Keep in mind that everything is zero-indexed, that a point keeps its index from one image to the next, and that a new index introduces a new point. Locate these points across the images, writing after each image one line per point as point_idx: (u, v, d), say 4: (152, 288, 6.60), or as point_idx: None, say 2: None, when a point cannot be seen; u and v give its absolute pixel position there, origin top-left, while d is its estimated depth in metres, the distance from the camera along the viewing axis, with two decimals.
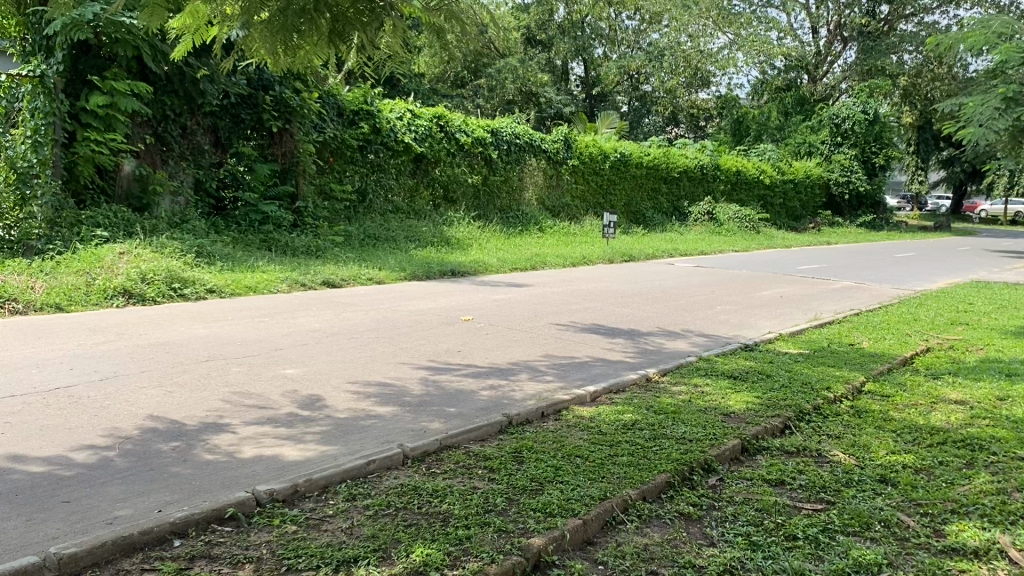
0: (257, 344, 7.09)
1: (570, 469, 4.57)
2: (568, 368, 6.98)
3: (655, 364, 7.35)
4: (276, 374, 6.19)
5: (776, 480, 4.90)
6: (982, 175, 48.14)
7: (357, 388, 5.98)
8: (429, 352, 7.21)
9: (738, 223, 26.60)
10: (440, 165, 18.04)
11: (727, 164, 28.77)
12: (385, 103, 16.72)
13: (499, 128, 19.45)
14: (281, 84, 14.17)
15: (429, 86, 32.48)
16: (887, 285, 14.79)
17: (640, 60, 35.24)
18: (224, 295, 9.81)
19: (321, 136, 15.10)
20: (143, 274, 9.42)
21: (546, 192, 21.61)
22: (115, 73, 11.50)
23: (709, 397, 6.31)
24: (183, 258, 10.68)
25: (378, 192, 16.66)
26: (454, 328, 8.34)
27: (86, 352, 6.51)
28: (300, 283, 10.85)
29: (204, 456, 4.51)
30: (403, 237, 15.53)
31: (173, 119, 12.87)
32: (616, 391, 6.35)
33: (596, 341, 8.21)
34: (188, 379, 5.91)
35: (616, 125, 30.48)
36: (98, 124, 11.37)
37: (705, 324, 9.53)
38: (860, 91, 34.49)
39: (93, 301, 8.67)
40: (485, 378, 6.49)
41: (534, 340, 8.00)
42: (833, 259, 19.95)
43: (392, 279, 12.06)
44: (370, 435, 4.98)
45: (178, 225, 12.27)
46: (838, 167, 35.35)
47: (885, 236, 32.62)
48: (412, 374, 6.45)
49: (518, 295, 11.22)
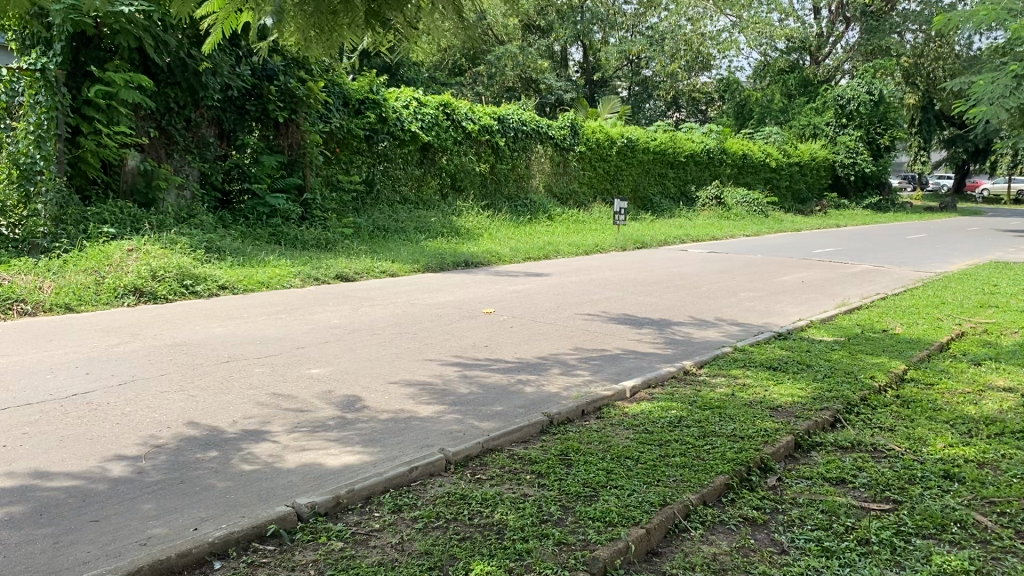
0: (278, 342, 6.84)
1: (623, 472, 4.31)
2: (603, 362, 6.73)
3: (689, 355, 7.09)
4: (303, 375, 5.94)
5: (837, 479, 4.64)
6: (987, 155, 46.89)
7: (390, 388, 5.73)
8: (457, 348, 6.96)
9: (746, 207, 26.33)
10: (447, 153, 17.73)
11: (732, 147, 28.44)
12: (390, 91, 16.42)
13: (505, 115, 19.16)
14: (286, 74, 13.80)
15: (428, 75, 32.04)
16: (906, 267, 14.54)
17: (641, 45, 34.48)
18: (236, 291, 9.55)
19: (327, 127, 14.81)
20: (154, 272, 9.15)
21: (554, 179, 21.33)
22: (115, 64, 11.27)
23: (752, 389, 6.06)
24: (192, 254, 10.41)
25: (385, 183, 16.40)
26: (479, 321, 8.09)
27: (101, 355, 6.26)
28: (313, 278, 10.58)
29: (240, 467, 4.26)
30: (413, 227, 15.26)
31: (177, 112, 12.55)
32: (655, 384, 6.08)
33: (626, 332, 7.96)
34: (211, 382, 5.66)
35: (618, 109, 30.13)
36: (102, 118, 11.07)
37: (732, 313, 9.28)
38: (865, 72, 34.09)
39: (103, 300, 8.42)
40: (518, 374, 6.23)
41: (561, 332, 7.75)
42: (847, 242, 19.67)
43: (406, 271, 11.80)
44: (410, 439, 4.72)
45: (185, 220, 12.00)
46: (843, 149, 34.98)
47: (893, 218, 32.36)
48: (442, 371, 6.20)
49: (537, 285, 10.97)
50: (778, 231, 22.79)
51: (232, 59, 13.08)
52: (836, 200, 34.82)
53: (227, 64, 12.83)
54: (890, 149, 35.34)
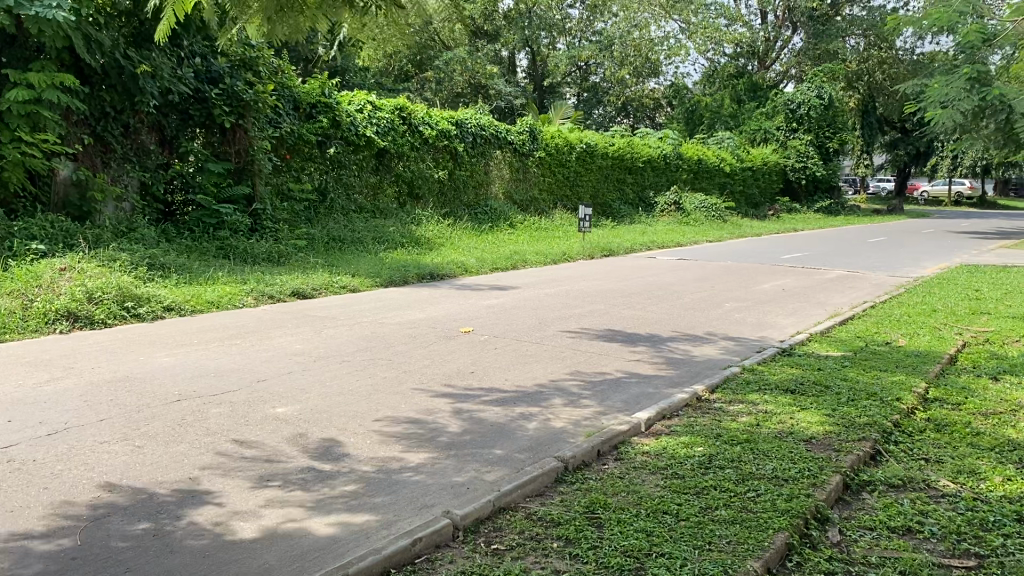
0: (237, 375, 5.99)
1: (666, 534, 3.62)
2: (603, 388, 6.01)
3: (697, 377, 6.44)
4: (265, 417, 5.09)
5: (904, 528, 4.00)
6: (927, 158, 47.51)
7: (370, 428, 4.96)
8: (439, 375, 6.18)
9: (705, 212, 26.04)
10: (404, 159, 16.94)
11: (688, 152, 28.14)
12: (343, 94, 15.58)
13: (463, 120, 18.44)
14: (232, 77, 12.96)
15: (374, 81, 31.00)
16: (882, 272, 14.21)
17: (590, 50, 34.05)
18: (183, 313, 8.63)
19: (277, 132, 13.91)
20: (90, 293, 8.20)
21: (513, 186, 20.65)
22: (42, 64, 10.27)
23: (779, 418, 5.43)
24: (134, 272, 9.44)
25: (339, 191, 15.52)
26: (457, 343, 7.32)
27: (27, 396, 5.34)
28: (267, 295, 9.71)
29: (192, 544, 3.43)
30: (370, 238, 14.42)
31: (113, 117, 11.57)
32: (670, 416, 5.41)
33: (621, 351, 7.28)
34: (160, 427, 4.81)
35: (570, 115, 29.55)
36: (27, 126, 10.01)
37: (725, 326, 8.69)
38: (815, 75, 34.29)
39: (31, 327, 7.45)
40: (515, 406, 5.50)
41: (552, 354, 7.04)
42: (814, 246, 19.36)
43: (368, 286, 10.98)
44: (401, 499, 3.95)
45: (124, 234, 11.02)
46: (794, 153, 34.99)
47: (846, 221, 32.48)
48: (429, 406, 5.43)
49: (511, 299, 10.24)
50: (740, 237, 22.49)
51: (172, 60, 12.15)
52: (788, 204, 34.77)
53: (168, 67, 11.88)
54: (839, 152, 35.55)
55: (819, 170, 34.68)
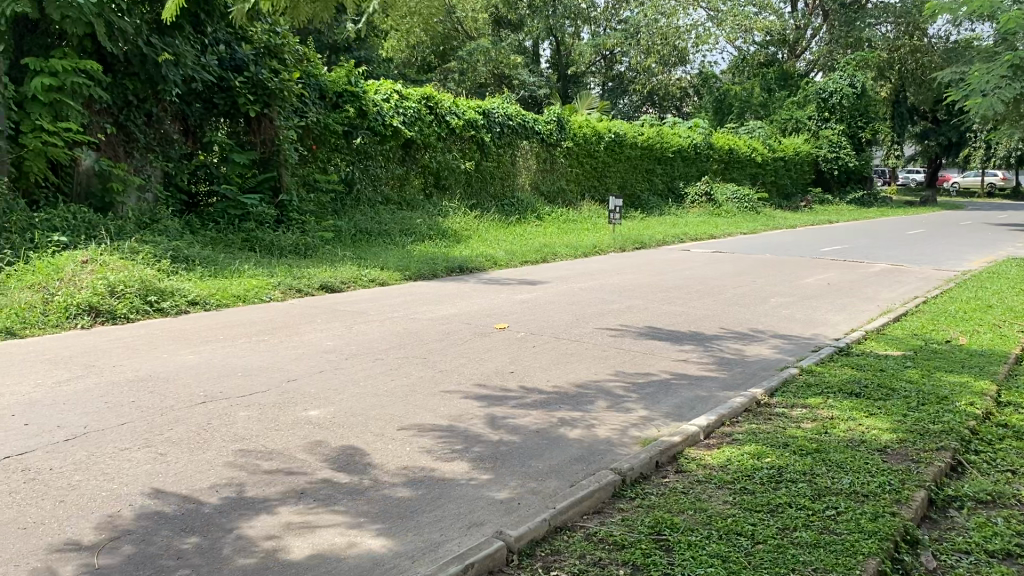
0: (265, 374, 5.65)
1: (745, 559, 3.25)
2: (654, 391, 5.61)
3: (751, 379, 6.04)
4: (296, 420, 4.73)
5: (1004, 553, 3.59)
6: (958, 149, 46.52)
7: (410, 432, 4.60)
8: (477, 374, 5.82)
9: (736, 203, 25.47)
10: (431, 150, 16.59)
11: (718, 142, 27.57)
12: (369, 84, 15.26)
13: (490, 109, 18.06)
14: (256, 65, 12.65)
15: (396, 72, 30.61)
16: (927, 266, 13.69)
17: (616, 39, 33.46)
18: (209, 308, 8.33)
19: (303, 121, 13.59)
20: (112, 287, 7.91)
21: (540, 177, 20.24)
22: (64, 52, 9.99)
23: (847, 424, 5.03)
24: (157, 265, 9.15)
25: (365, 182, 15.19)
26: (493, 341, 6.93)
27: (46, 397, 5.03)
28: (295, 289, 9.39)
29: (228, 568, 3.06)
30: (397, 230, 14.09)
31: (136, 105, 11.31)
32: (730, 422, 5.01)
33: (667, 350, 6.89)
34: (185, 432, 4.48)
35: (596, 105, 29.02)
36: (48, 114, 9.75)
37: (774, 323, 8.26)
38: (847, 64, 33.63)
39: (53, 322, 7.19)
40: (562, 408, 5.13)
41: (593, 352, 6.65)
42: (852, 239, 18.83)
43: (397, 279, 10.64)
44: (449, 514, 3.58)
45: (148, 225, 10.75)
46: (826, 143, 34.24)
47: (880, 213, 31.76)
48: (470, 408, 5.07)
49: (545, 294, 9.85)
50: (774, 228, 21.99)
51: (196, 48, 11.86)
52: (820, 196, 34.03)
53: (191, 54, 11.58)
54: (871, 143, 34.92)
55: (851, 161, 33.96)
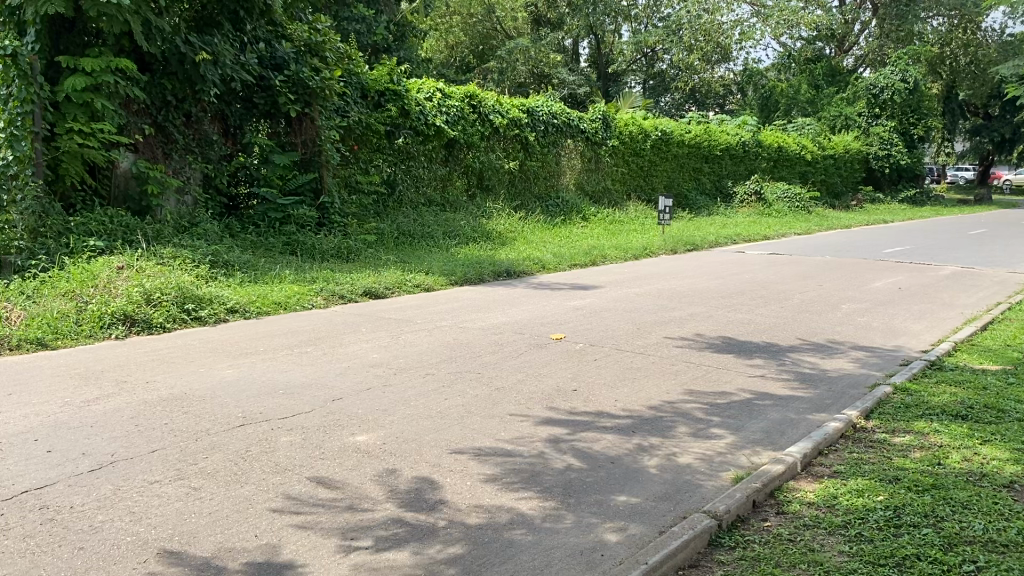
0: (308, 392, 5.19)
1: None
2: (734, 413, 5.06)
3: (841, 400, 5.44)
4: (343, 447, 4.25)
5: None
6: (1012, 147, 45.04)
7: (471, 461, 4.08)
8: (539, 393, 5.30)
9: (787, 203, 24.70)
10: (474, 150, 16.13)
11: (767, 140, 26.79)
12: (412, 82, 14.85)
13: (534, 108, 17.59)
14: (297, 62, 12.25)
15: (435, 71, 30.16)
16: (999, 268, 12.92)
17: (657, 36, 32.71)
18: (249, 316, 7.92)
19: (344, 120, 13.18)
20: (149, 295, 7.55)
21: (585, 176, 19.67)
22: (99, 51, 9.68)
23: (962, 454, 4.42)
24: (196, 270, 8.78)
25: (408, 183, 14.77)
26: (551, 354, 6.42)
27: (72, 419, 4.62)
28: (338, 295, 8.97)
29: None
30: (441, 232, 13.65)
31: (175, 106, 11.01)
32: (827, 452, 4.44)
33: (741, 365, 6.31)
34: (222, 463, 4.02)
35: (639, 103, 28.35)
36: (83, 114, 9.46)
37: (852, 334, 7.63)
38: (899, 58, 32.68)
39: (86, 333, 6.82)
40: (638, 434, 4.59)
41: (662, 367, 6.10)
42: (913, 239, 18.01)
43: (443, 284, 10.17)
44: (524, 571, 3.05)
45: (186, 229, 10.43)
46: (877, 141, 33.26)
47: (934, 212, 30.68)
48: (534, 432, 4.55)
49: (599, 299, 9.32)
50: (829, 228, 21.20)
51: (236, 46, 11.50)
52: (871, 194, 32.99)
53: (230, 53, 11.22)
54: (923, 140, 33.91)
55: (903, 158, 32.96)
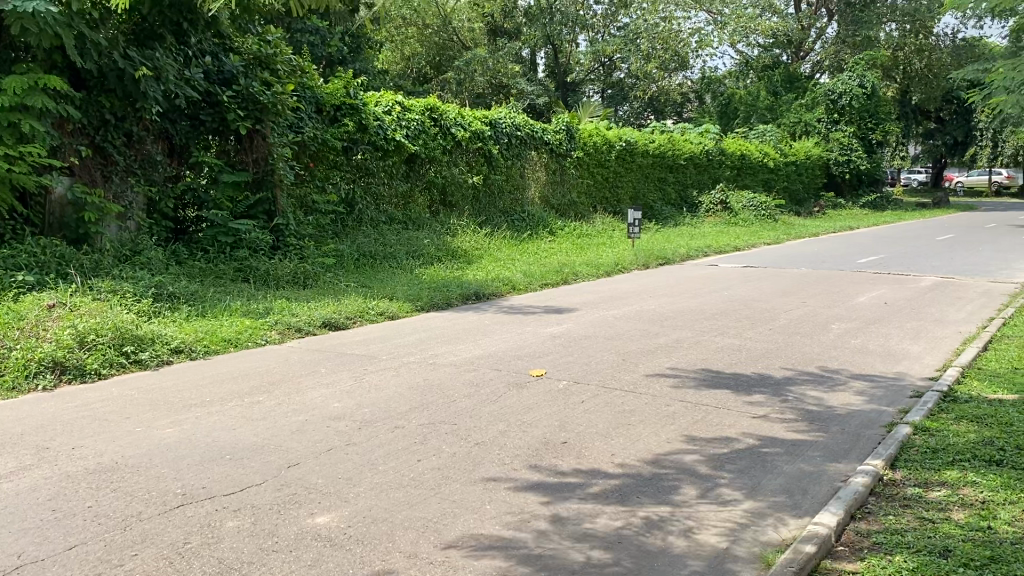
0: (261, 457, 4.51)
1: None
2: (746, 468, 4.49)
3: (858, 446, 4.90)
4: (301, 534, 3.59)
5: None
6: (965, 150, 45.58)
7: (455, 552, 3.45)
8: (525, 449, 4.69)
9: (753, 211, 24.41)
10: (436, 164, 15.50)
11: (731, 148, 26.53)
12: (369, 95, 14.20)
13: (497, 119, 17.03)
14: (247, 77, 11.53)
15: (393, 83, 29.41)
16: (980, 277, 12.60)
17: (615, 44, 32.27)
18: (195, 356, 7.20)
19: (299, 137, 12.49)
20: (82, 337, 6.79)
21: (550, 189, 19.13)
22: (28, 67, 8.89)
23: (1011, 512, 3.88)
24: (136, 306, 8.01)
25: (367, 201, 14.09)
26: (533, 396, 5.80)
27: None
28: (294, 327, 8.27)
29: None
30: (403, 252, 12.99)
31: (114, 125, 10.23)
32: (860, 518, 3.88)
33: (740, 403, 5.76)
34: (154, 563, 3.33)
35: (600, 112, 27.91)
36: (9, 136, 8.63)
37: (849, 360, 7.13)
38: (856, 64, 32.56)
39: (8, 384, 6.05)
40: (644, 503, 3.99)
41: (656, 409, 5.52)
42: (884, 246, 17.78)
43: (407, 311, 9.52)
44: None
45: (128, 259, 9.66)
46: (837, 146, 33.20)
47: (896, 216, 30.69)
48: (526, 505, 3.92)
49: (576, 325, 8.73)
50: (797, 237, 20.88)
51: (179, 60, 10.72)
52: (832, 200, 32.96)
53: (173, 68, 10.44)
54: (882, 144, 33.95)
55: (863, 163, 32.93)
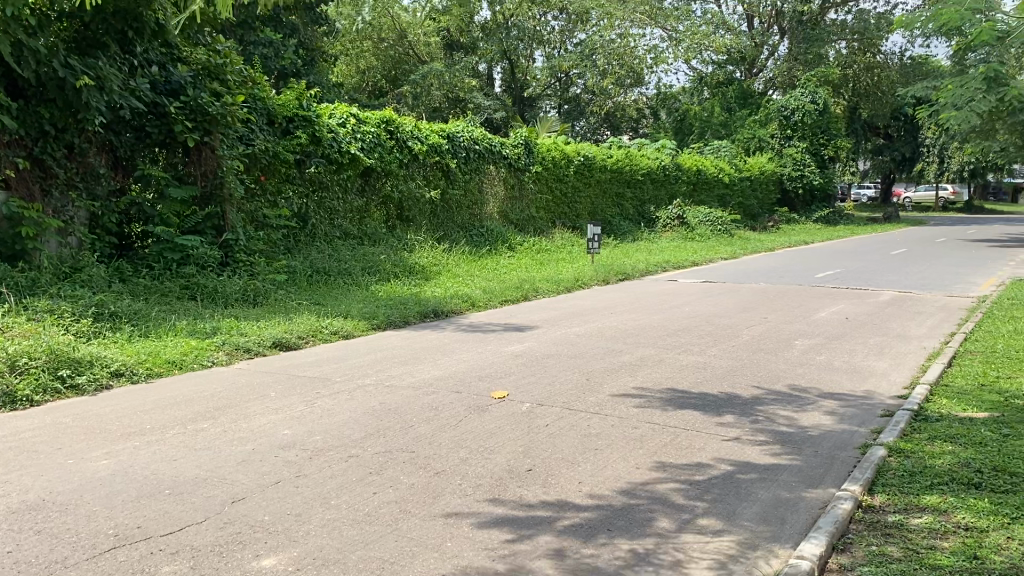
0: (204, 492, 4.17)
1: None
2: (721, 496, 4.27)
3: (834, 470, 4.71)
4: None
5: None
6: (913, 166, 46.53)
7: None
8: (489, 478, 4.42)
9: (710, 226, 24.48)
10: (392, 178, 15.21)
11: (687, 163, 26.65)
12: (323, 107, 13.87)
13: (454, 133, 16.79)
14: (195, 87, 11.12)
15: (349, 98, 29.04)
16: (937, 292, 12.67)
17: (572, 59, 32.32)
18: (137, 380, 6.80)
19: (250, 149, 12.10)
20: (13, 361, 6.35)
21: (508, 205, 18.94)
22: None
23: (997, 539, 3.72)
24: (73, 327, 7.57)
25: (321, 216, 13.73)
26: (495, 419, 5.54)
27: None
28: (243, 348, 7.89)
29: None
30: (358, 268, 12.66)
31: (54, 136, 9.77)
32: (842, 550, 3.67)
33: (710, 425, 5.55)
34: None
35: (556, 127, 27.85)
36: None
37: (817, 378, 6.97)
38: (808, 81, 33.06)
39: None
40: (617, 536, 3.74)
41: (623, 433, 5.29)
42: (839, 261, 17.90)
43: (363, 329, 9.19)
44: None
45: (67, 278, 9.20)
46: (791, 161, 33.57)
47: (848, 231, 31.09)
48: (491, 542, 3.65)
49: (537, 343, 8.48)
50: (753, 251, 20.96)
51: (124, 69, 10.30)
52: (787, 215, 33.28)
53: (118, 77, 10.00)
54: (833, 160, 34.43)
55: (816, 179, 33.37)
